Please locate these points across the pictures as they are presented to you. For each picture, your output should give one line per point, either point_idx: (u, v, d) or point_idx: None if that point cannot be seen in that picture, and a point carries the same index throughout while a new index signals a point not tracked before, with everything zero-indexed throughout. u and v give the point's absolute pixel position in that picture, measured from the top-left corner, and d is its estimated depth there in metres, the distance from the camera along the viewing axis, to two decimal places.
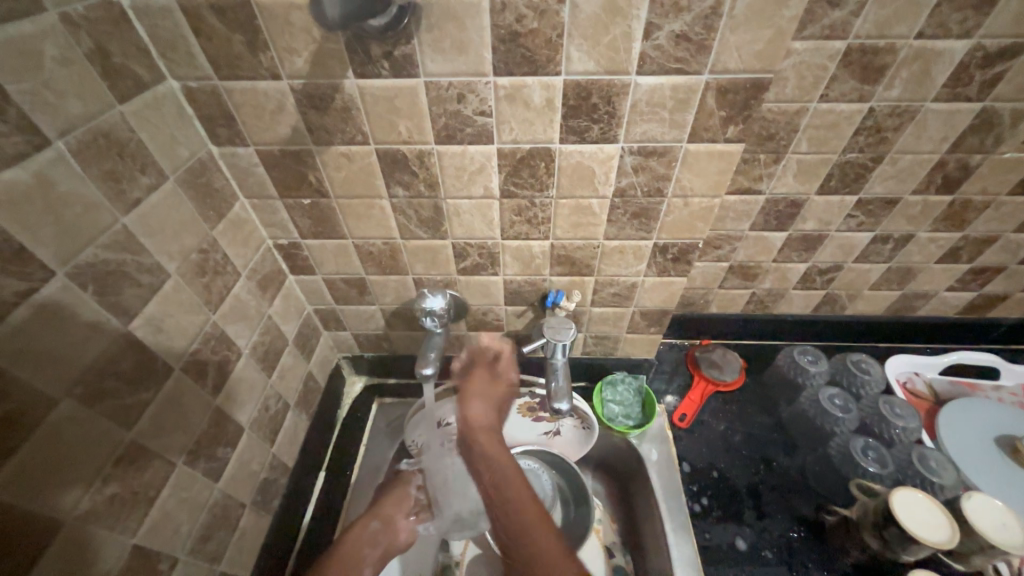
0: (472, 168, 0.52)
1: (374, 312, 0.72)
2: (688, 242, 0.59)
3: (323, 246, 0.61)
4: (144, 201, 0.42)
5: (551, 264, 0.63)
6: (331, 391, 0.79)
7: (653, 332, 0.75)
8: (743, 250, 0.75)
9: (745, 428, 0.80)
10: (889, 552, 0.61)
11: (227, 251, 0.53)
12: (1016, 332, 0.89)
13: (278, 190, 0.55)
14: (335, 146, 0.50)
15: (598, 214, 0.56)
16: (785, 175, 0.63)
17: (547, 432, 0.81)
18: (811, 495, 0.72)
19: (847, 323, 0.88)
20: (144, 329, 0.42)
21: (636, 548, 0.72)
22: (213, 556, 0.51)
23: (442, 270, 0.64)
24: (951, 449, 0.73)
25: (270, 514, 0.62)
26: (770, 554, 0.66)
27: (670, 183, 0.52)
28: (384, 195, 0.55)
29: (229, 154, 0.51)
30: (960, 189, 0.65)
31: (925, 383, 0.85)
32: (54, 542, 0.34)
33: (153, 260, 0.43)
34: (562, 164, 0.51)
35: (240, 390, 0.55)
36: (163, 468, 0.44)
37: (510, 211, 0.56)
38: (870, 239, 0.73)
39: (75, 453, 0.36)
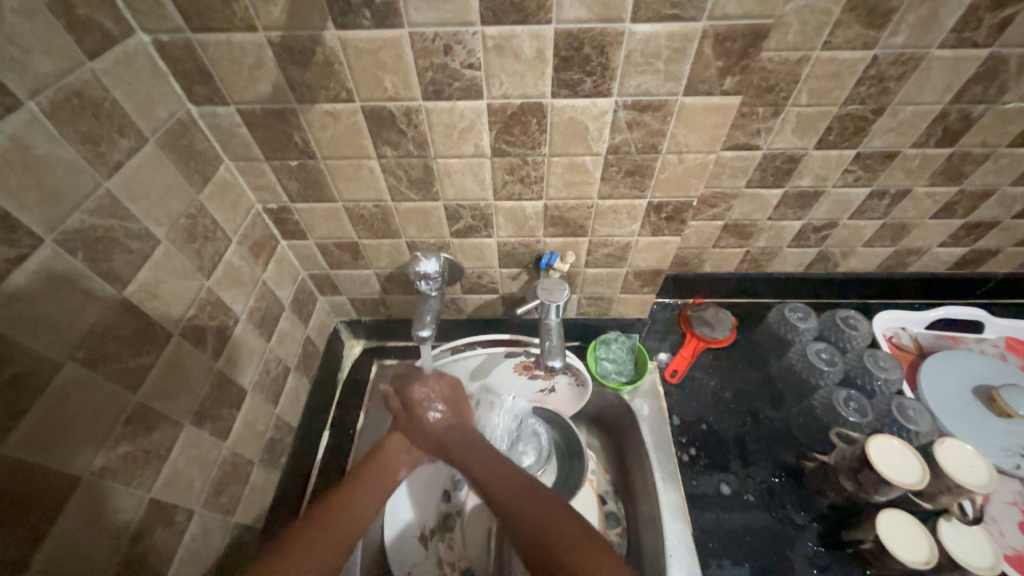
0: (462, 125, 0.50)
1: (369, 276, 0.72)
2: (682, 201, 0.59)
3: (314, 210, 0.61)
4: (125, 164, 0.41)
5: (545, 225, 0.62)
6: (330, 354, 0.81)
7: (647, 292, 0.75)
8: (738, 208, 0.75)
9: (734, 382, 0.83)
10: (864, 493, 0.64)
11: (216, 216, 0.52)
12: (1004, 287, 0.90)
13: (263, 152, 0.53)
14: (319, 104, 0.48)
15: (592, 173, 0.55)
16: (783, 130, 0.62)
17: (543, 390, 0.81)
18: (794, 444, 0.75)
19: (838, 280, 0.89)
20: (139, 295, 0.42)
21: (627, 495, 0.76)
22: (227, 508, 0.54)
23: (435, 232, 0.64)
24: (928, 398, 0.77)
25: (278, 470, 0.64)
26: (751, 497, 0.71)
27: (665, 138, 0.51)
28: (373, 155, 0.54)
29: (210, 114, 0.49)
30: (961, 141, 0.64)
31: (911, 337, 0.87)
32: (74, 496, 0.36)
33: (142, 225, 0.43)
34: (554, 121, 0.50)
35: (241, 354, 0.57)
36: (171, 428, 0.46)
37: (502, 170, 0.55)
38: (866, 194, 0.72)
39: (84, 414, 0.37)
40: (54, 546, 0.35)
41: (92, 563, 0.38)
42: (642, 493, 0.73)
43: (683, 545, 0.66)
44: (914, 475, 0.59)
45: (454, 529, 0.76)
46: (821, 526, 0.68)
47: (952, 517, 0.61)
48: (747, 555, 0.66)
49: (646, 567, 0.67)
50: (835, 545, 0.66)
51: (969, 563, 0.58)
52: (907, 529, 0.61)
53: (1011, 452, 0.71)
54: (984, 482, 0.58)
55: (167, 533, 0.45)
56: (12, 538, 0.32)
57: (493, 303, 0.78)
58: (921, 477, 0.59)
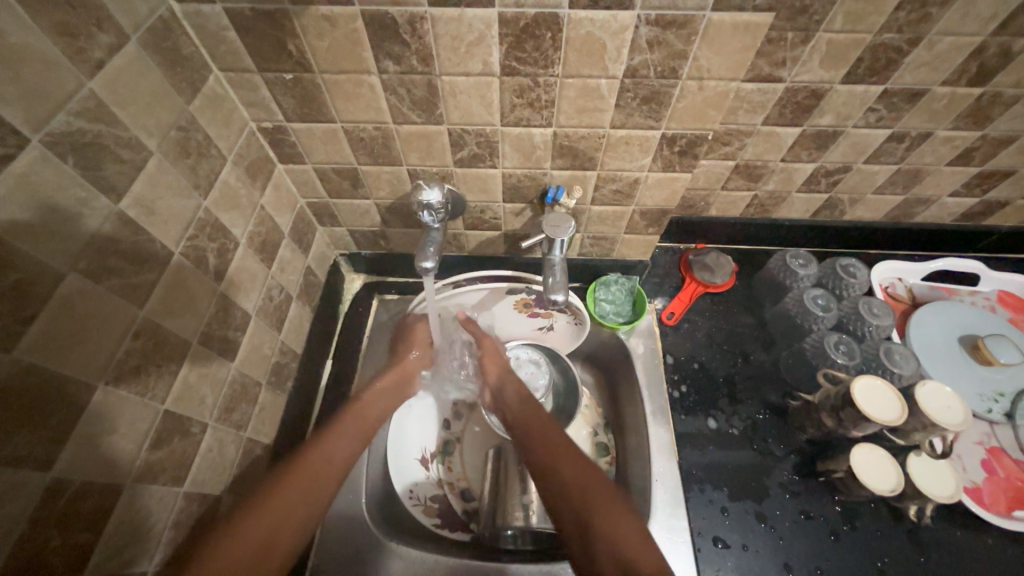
0: (470, 38, 0.47)
1: (369, 206, 0.70)
2: (697, 133, 0.56)
3: (311, 131, 0.58)
4: (107, 65, 0.38)
5: (553, 156, 0.60)
6: (331, 286, 0.80)
7: (652, 233, 0.74)
8: (752, 147, 0.72)
9: (728, 325, 0.85)
10: (841, 429, 0.68)
11: (209, 131, 0.50)
12: (1006, 240, 0.90)
13: (255, 62, 0.49)
14: (314, 6, 0.44)
15: (606, 98, 0.52)
16: (812, 60, 0.58)
17: (539, 328, 0.84)
18: (780, 384, 0.79)
19: (843, 229, 0.88)
20: (135, 210, 0.41)
21: (618, 428, 0.81)
22: (239, 425, 0.56)
23: (438, 160, 0.61)
24: (915, 345, 0.79)
25: (285, 394, 0.67)
26: (736, 431, 0.75)
27: (686, 61, 0.48)
28: (373, 70, 0.50)
29: (194, 13, 0.45)
30: (994, 80, 0.61)
31: (906, 288, 0.88)
32: (90, 404, 0.37)
33: (131, 133, 0.40)
34: (570, 36, 0.46)
35: (243, 280, 0.56)
36: (180, 346, 0.46)
37: (511, 92, 0.52)
38: (885, 137, 0.69)
39: (91, 325, 0.37)
40: (76, 448, 0.36)
41: (113, 466, 0.40)
42: (633, 426, 0.77)
43: (668, 472, 0.71)
44: (893, 413, 0.62)
45: (453, 454, 0.81)
46: (798, 458, 0.72)
47: (921, 452, 0.66)
48: (727, 481, 0.71)
49: (633, 492, 0.73)
50: (809, 474, 0.71)
51: (930, 492, 0.63)
52: (879, 461, 0.65)
53: (986, 397, 0.75)
54: (957, 422, 0.61)
55: (184, 442, 0.47)
56: (33, 438, 0.33)
57: (495, 240, 0.77)
58: (900, 414, 0.62)
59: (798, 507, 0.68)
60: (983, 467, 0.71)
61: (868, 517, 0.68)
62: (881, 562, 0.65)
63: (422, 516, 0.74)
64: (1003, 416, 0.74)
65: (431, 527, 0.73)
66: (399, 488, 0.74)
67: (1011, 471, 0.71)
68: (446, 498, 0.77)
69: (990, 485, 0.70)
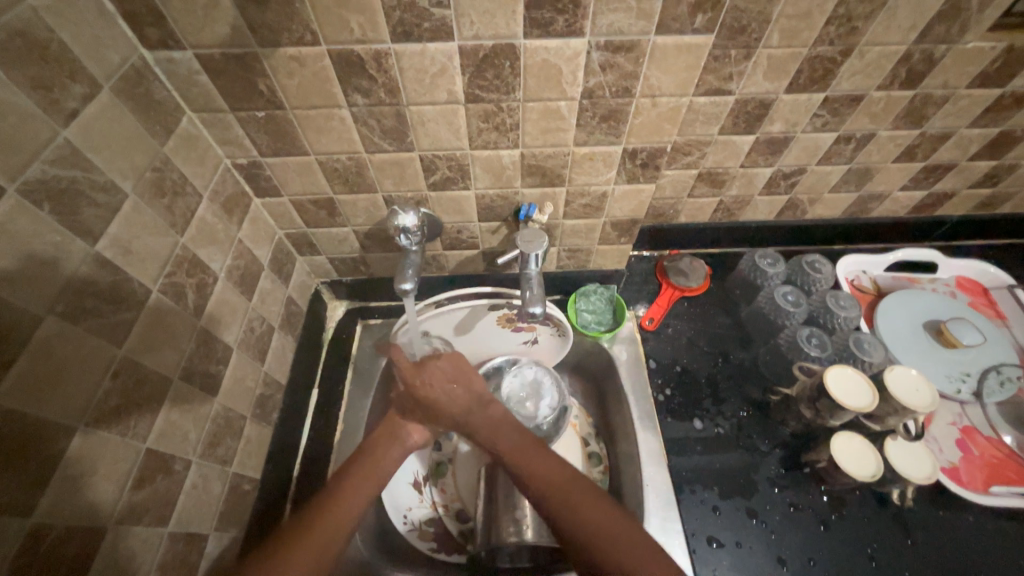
0: (434, 70, 0.49)
1: (347, 233, 0.72)
2: (656, 146, 0.59)
3: (285, 164, 0.59)
4: (81, 113, 0.39)
5: (522, 175, 0.63)
6: (314, 315, 0.81)
7: (624, 242, 0.77)
8: (712, 155, 0.76)
9: (706, 327, 0.87)
10: (820, 419, 0.70)
11: (184, 170, 0.51)
12: (956, 229, 0.95)
13: (227, 102, 0.51)
14: (282, 48, 0.46)
15: (567, 119, 0.55)
16: (755, 74, 0.62)
17: (525, 342, 0.85)
18: (760, 380, 0.81)
19: (806, 227, 0.92)
20: (112, 251, 0.42)
21: (608, 435, 0.82)
22: (224, 460, 0.56)
23: (412, 185, 0.64)
24: (883, 333, 0.83)
25: (271, 425, 0.66)
26: (722, 430, 0.76)
27: (638, 81, 0.51)
28: (343, 104, 0.52)
29: (166, 60, 0.47)
30: (923, 83, 0.66)
31: (870, 280, 0.92)
32: (70, 446, 0.37)
33: (106, 177, 0.41)
34: (528, 63, 0.49)
35: (223, 313, 0.57)
36: (161, 383, 0.46)
37: (477, 118, 0.55)
38: (833, 139, 0.74)
39: (69, 366, 0.37)
40: (57, 491, 0.36)
41: (96, 508, 0.39)
42: (622, 433, 0.79)
43: (658, 476, 0.72)
44: (865, 398, 0.65)
45: (446, 476, 0.81)
46: (783, 452, 0.74)
47: (897, 436, 0.68)
48: (716, 480, 0.72)
49: (627, 499, 0.73)
50: (794, 467, 0.72)
51: (907, 474, 0.65)
52: (857, 447, 0.67)
53: (953, 378, 0.78)
54: (927, 403, 0.64)
55: (168, 481, 0.47)
56: (13, 484, 0.33)
57: (475, 258, 0.79)
58: (872, 399, 0.65)
59: (786, 500, 0.70)
60: (959, 446, 0.74)
61: (854, 505, 0.69)
62: (871, 548, 0.66)
63: (418, 541, 0.73)
64: (971, 396, 0.77)
65: (428, 551, 0.73)
66: (392, 513, 0.74)
67: (985, 448, 0.73)
68: (441, 520, 0.77)
69: (966, 464, 0.72)
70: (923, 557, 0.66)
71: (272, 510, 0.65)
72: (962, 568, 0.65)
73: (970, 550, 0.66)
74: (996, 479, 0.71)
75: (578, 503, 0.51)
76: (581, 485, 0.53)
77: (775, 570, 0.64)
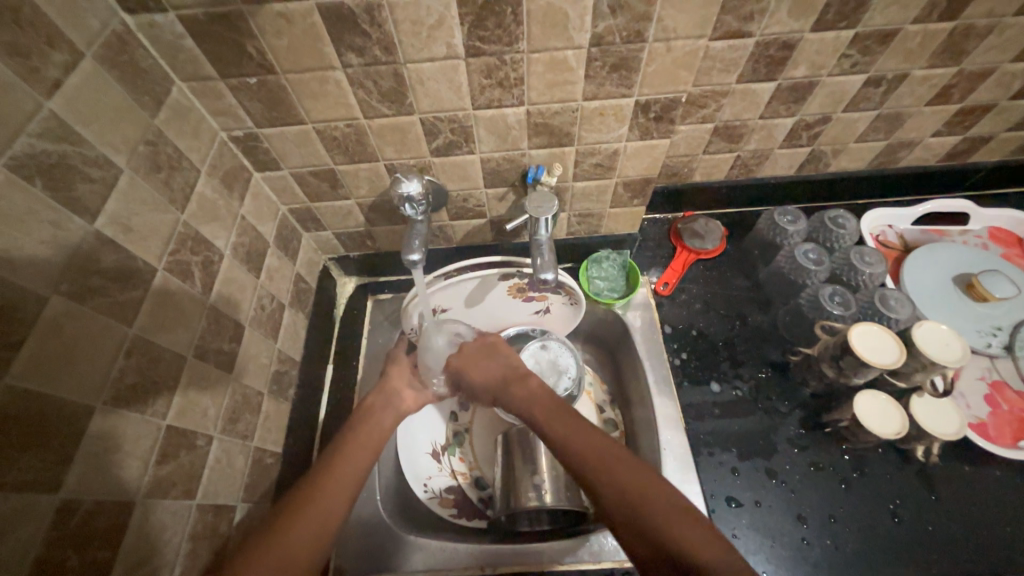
0: (431, 21, 0.46)
1: (352, 206, 0.70)
2: (671, 97, 0.56)
3: (283, 134, 0.57)
4: (65, 83, 0.38)
5: (529, 135, 0.60)
6: (324, 291, 0.80)
7: (637, 204, 0.74)
8: (730, 107, 0.71)
9: (723, 290, 0.85)
10: (843, 378, 0.68)
11: (178, 144, 0.49)
12: (991, 176, 0.90)
13: (216, 68, 0.49)
14: (269, 3, 0.43)
15: (575, 70, 0.52)
16: (779, 11, 0.57)
17: (537, 311, 0.84)
18: (780, 342, 0.79)
19: (829, 181, 0.88)
20: (112, 228, 0.41)
21: (624, 402, 0.82)
22: (244, 435, 0.56)
23: (415, 152, 0.61)
24: (910, 289, 0.79)
25: (289, 401, 0.67)
26: (740, 393, 0.75)
27: (651, 23, 0.48)
28: (337, 65, 0.49)
29: (149, 24, 0.44)
30: (965, 13, 0.60)
31: (897, 234, 0.88)
32: (90, 424, 0.37)
33: (98, 151, 0.40)
34: (531, 9, 0.46)
35: (232, 290, 0.56)
36: (175, 361, 0.46)
37: (479, 73, 0.51)
38: (862, 82, 0.69)
39: (80, 346, 0.37)
40: (82, 469, 0.36)
41: (123, 483, 0.40)
42: (638, 398, 0.78)
43: (676, 439, 0.71)
44: (891, 355, 0.63)
45: (464, 445, 0.82)
46: (804, 412, 0.72)
47: (924, 392, 0.66)
48: (735, 442, 0.71)
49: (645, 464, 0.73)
50: (815, 427, 0.71)
51: (933, 430, 0.64)
52: (882, 405, 0.66)
53: (984, 332, 0.75)
54: (957, 358, 0.62)
55: (191, 456, 0.48)
56: (37, 461, 0.33)
57: (482, 227, 0.77)
58: (898, 356, 0.63)
59: (807, 459, 0.69)
60: (988, 402, 0.72)
61: (877, 463, 0.69)
62: (894, 505, 0.65)
63: (439, 508, 0.74)
64: (1002, 349, 0.74)
65: (448, 517, 0.74)
66: (412, 481, 0.74)
67: (1015, 403, 0.71)
68: (460, 488, 0.78)
69: (995, 419, 0.70)
70: (947, 511, 0.65)
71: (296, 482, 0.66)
72: (988, 521, 0.64)
73: (996, 503, 0.65)
74: None
75: (608, 465, 0.47)
76: (610, 446, 0.49)
77: (796, 528, 0.64)
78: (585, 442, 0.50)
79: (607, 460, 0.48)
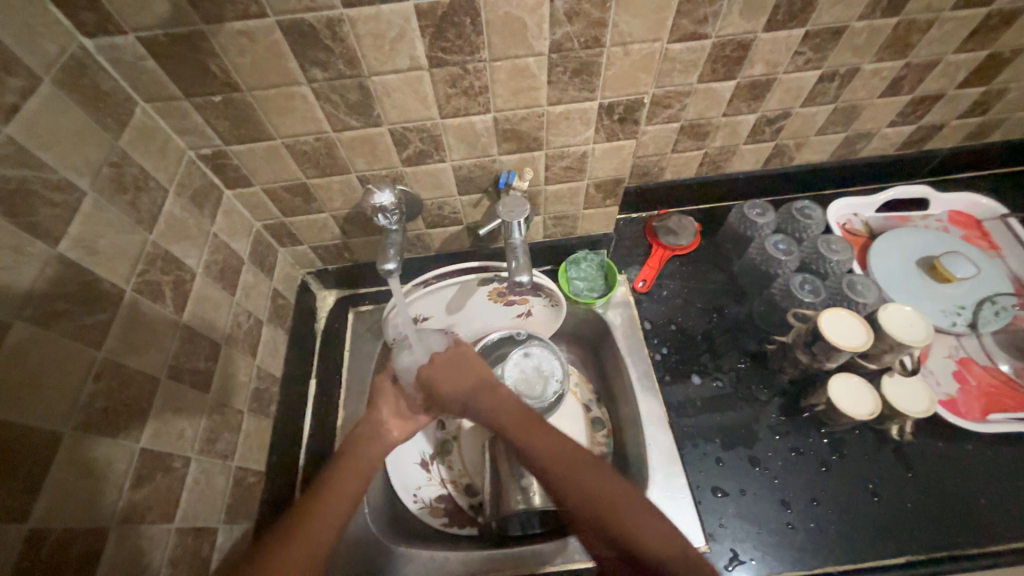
0: (392, 34, 0.47)
1: (327, 219, 0.70)
2: (633, 99, 0.57)
3: (252, 151, 0.57)
4: (22, 108, 0.38)
5: (498, 141, 0.61)
6: (303, 306, 0.80)
7: (609, 204, 0.76)
8: (693, 106, 0.73)
9: (699, 284, 0.87)
10: (817, 363, 0.70)
11: (144, 164, 0.49)
12: (947, 162, 0.94)
13: (180, 88, 0.49)
14: (229, 22, 0.44)
15: (538, 76, 0.53)
16: (732, 13, 0.60)
17: (519, 315, 0.85)
18: (756, 332, 0.80)
19: (794, 174, 0.90)
20: (76, 252, 0.40)
21: (609, 400, 0.83)
22: (225, 455, 0.56)
23: (386, 162, 0.62)
24: (877, 274, 0.82)
25: (271, 418, 0.66)
26: (721, 384, 0.76)
27: (607, 29, 0.49)
28: (302, 80, 0.50)
29: (109, 47, 0.44)
30: (906, 9, 0.63)
31: (862, 222, 0.91)
32: (59, 451, 0.37)
33: (60, 175, 0.40)
34: (490, 19, 0.47)
35: (206, 309, 0.56)
36: (148, 383, 0.46)
37: (444, 83, 0.52)
38: (816, 78, 0.72)
39: (46, 372, 0.37)
40: (51, 497, 0.36)
41: (96, 509, 0.39)
42: (622, 395, 0.79)
43: (660, 435, 0.72)
44: (859, 338, 0.65)
45: (452, 452, 0.82)
46: (782, 399, 0.74)
47: (894, 372, 0.68)
48: (718, 433, 0.72)
49: (631, 461, 0.74)
50: (794, 413, 0.73)
51: (905, 408, 0.66)
52: (855, 388, 0.68)
53: (949, 312, 0.78)
54: (920, 337, 0.64)
55: (168, 478, 0.47)
56: (5, 491, 0.33)
57: (459, 234, 0.77)
58: (866, 339, 0.65)
59: (788, 445, 0.71)
60: (956, 379, 0.74)
61: (854, 444, 0.70)
62: (872, 485, 0.67)
63: (429, 517, 0.75)
64: (967, 328, 0.77)
65: (439, 526, 0.74)
66: (401, 493, 0.75)
67: (982, 378, 0.74)
68: (450, 496, 0.78)
69: (965, 394, 0.73)
70: (923, 488, 0.67)
71: (281, 500, 0.65)
72: (962, 496, 0.66)
73: (969, 477, 0.67)
74: (993, 407, 0.72)
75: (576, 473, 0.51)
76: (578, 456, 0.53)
77: (781, 513, 0.65)
78: (559, 452, 0.53)
79: (576, 469, 0.51)
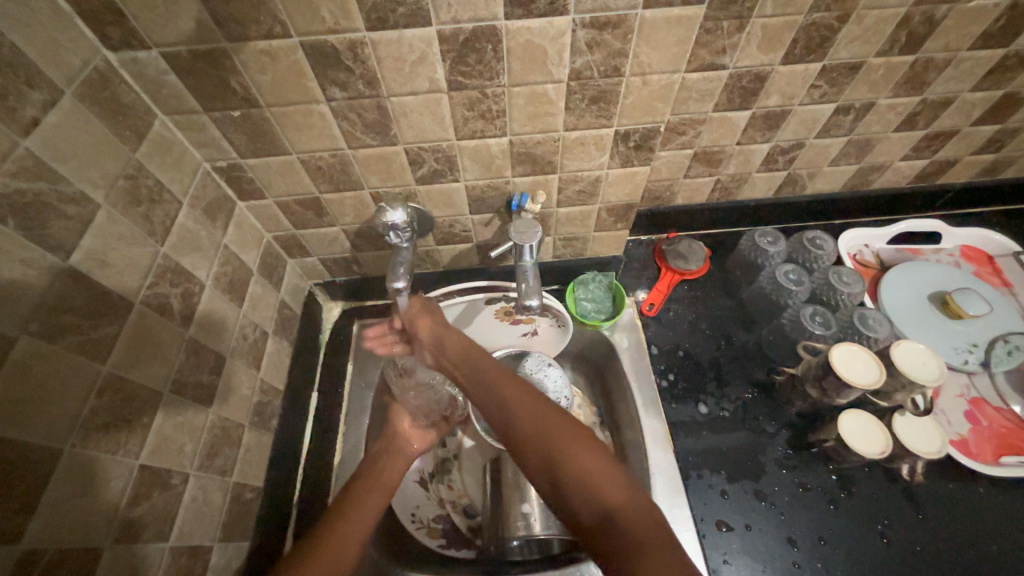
0: (413, 57, 0.47)
1: (337, 233, 0.70)
2: (649, 127, 0.57)
3: (267, 165, 0.57)
4: (42, 121, 0.38)
5: (513, 164, 0.61)
6: (309, 317, 0.79)
7: (621, 228, 0.75)
8: (707, 134, 0.73)
9: (708, 310, 0.86)
10: (827, 398, 0.69)
11: (160, 176, 0.49)
12: (960, 196, 0.93)
13: (200, 101, 0.49)
14: (252, 41, 0.44)
15: (555, 103, 0.53)
16: (749, 46, 0.60)
17: (526, 334, 0.84)
18: (765, 361, 0.80)
19: (805, 203, 0.90)
20: (87, 264, 0.40)
21: (613, 424, 0.82)
22: (223, 471, 0.55)
23: (399, 180, 0.62)
24: (889, 307, 0.81)
25: (271, 432, 0.65)
26: (728, 413, 0.75)
27: (627, 59, 0.49)
28: (321, 99, 0.50)
29: (132, 61, 0.45)
30: (924, 47, 0.63)
31: (873, 253, 0.91)
32: (55, 469, 0.36)
33: (75, 188, 0.40)
34: (511, 46, 0.47)
35: (213, 322, 0.55)
36: (150, 398, 0.45)
37: (461, 106, 0.53)
38: (832, 111, 0.72)
39: (49, 387, 0.36)
40: (45, 515, 0.35)
41: (90, 528, 0.38)
42: (627, 420, 0.78)
43: (667, 463, 0.70)
44: (871, 374, 0.64)
45: (452, 472, 0.81)
46: (790, 432, 0.73)
47: (905, 411, 0.67)
48: (723, 464, 0.71)
49: None
50: (802, 447, 0.72)
51: (916, 448, 0.64)
52: (865, 424, 0.66)
53: (961, 349, 0.77)
54: (936, 376, 0.63)
55: (164, 496, 0.46)
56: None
57: (468, 252, 0.77)
58: (878, 376, 0.64)
59: (795, 480, 0.69)
60: (968, 419, 0.73)
61: (864, 482, 0.69)
62: (882, 525, 0.66)
63: (427, 539, 0.72)
64: (979, 366, 0.76)
65: (437, 548, 0.72)
66: (399, 512, 0.72)
67: (994, 418, 0.73)
68: (449, 517, 0.76)
69: (976, 435, 0.72)
70: (935, 532, 0.65)
71: (277, 517, 0.64)
72: (974, 542, 0.64)
73: (983, 523, 0.66)
74: (1007, 449, 0.70)
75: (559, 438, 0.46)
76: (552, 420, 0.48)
77: (787, 552, 0.64)
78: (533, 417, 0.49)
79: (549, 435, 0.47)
